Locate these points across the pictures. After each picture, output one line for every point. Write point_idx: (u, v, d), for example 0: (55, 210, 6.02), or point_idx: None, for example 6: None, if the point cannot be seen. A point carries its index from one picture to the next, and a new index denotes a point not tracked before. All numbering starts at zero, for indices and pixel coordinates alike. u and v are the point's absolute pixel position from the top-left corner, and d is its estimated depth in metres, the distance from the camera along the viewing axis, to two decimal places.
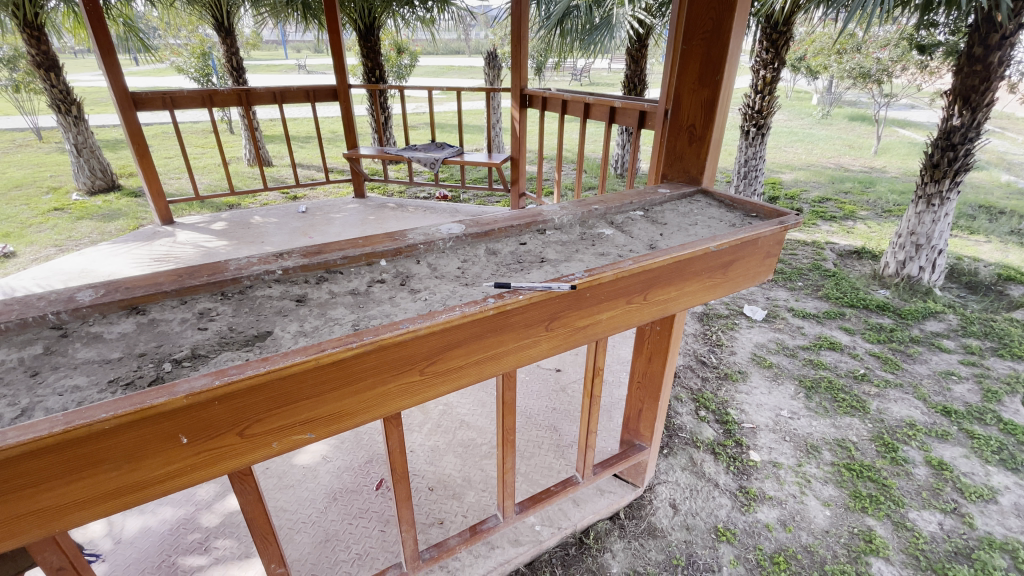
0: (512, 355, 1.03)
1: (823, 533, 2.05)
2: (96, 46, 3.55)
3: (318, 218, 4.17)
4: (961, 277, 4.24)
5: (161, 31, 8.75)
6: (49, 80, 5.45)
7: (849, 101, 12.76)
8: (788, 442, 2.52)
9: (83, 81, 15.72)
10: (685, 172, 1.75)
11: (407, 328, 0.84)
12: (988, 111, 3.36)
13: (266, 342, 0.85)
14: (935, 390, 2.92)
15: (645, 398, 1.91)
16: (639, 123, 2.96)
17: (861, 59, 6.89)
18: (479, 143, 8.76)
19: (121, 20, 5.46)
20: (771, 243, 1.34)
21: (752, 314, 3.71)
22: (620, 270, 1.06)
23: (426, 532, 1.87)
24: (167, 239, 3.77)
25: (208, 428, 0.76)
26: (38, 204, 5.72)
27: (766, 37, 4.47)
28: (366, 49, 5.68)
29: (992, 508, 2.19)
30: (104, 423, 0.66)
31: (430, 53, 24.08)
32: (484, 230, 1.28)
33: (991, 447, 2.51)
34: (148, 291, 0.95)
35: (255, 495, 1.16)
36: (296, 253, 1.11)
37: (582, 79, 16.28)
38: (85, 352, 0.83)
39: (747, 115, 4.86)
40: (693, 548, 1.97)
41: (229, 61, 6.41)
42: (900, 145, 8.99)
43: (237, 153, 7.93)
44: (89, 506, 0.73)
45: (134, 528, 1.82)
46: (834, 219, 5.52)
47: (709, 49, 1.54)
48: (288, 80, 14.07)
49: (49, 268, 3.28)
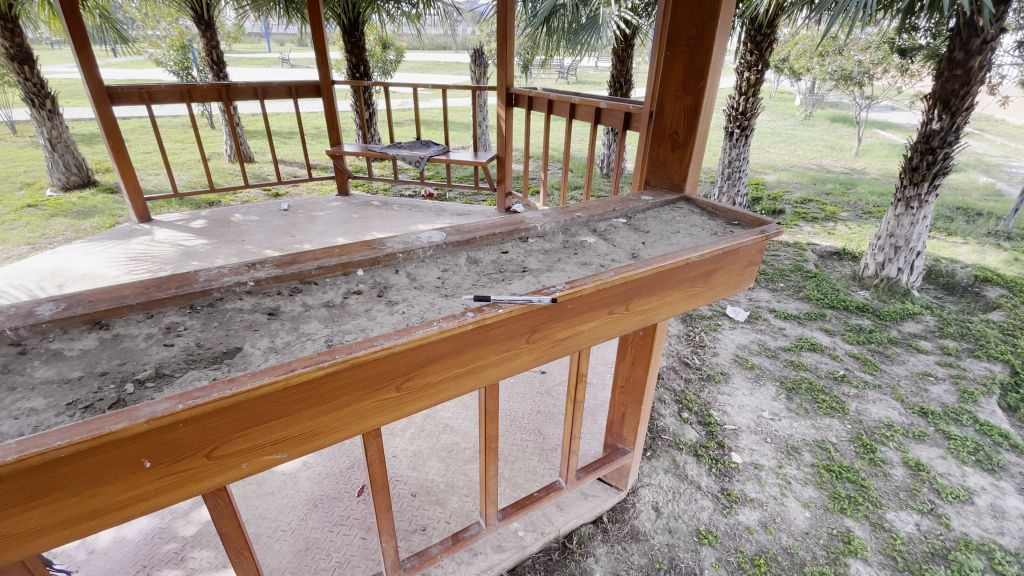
0: (492, 368, 1.01)
1: (804, 535, 2.07)
2: (70, 38, 3.44)
3: (301, 216, 4.10)
4: (938, 278, 4.32)
5: (139, 22, 8.52)
6: (23, 74, 5.26)
7: (831, 103, 12.97)
8: (769, 444, 2.54)
9: (58, 72, 15.41)
10: (667, 179, 1.74)
11: (382, 345, 0.81)
12: (967, 115, 3.42)
13: (236, 359, 0.83)
14: (913, 391, 2.98)
15: (628, 402, 1.91)
16: (624, 125, 2.95)
17: (842, 62, 6.99)
18: (464, 140, 8.72)
19: (97, 12, 5.30)
20: (752, 252, 1.35)
21: (735, 315, 3.75)
22: (602, 282, 1.04)
23: (408, 539, 1.84)
24: (145, 237, 3.68)
25: (174, 451, 0.73)
26: (10, 200, 5.54)
27: (750, 39, 4.50)
28: (351, 44, 5.60)
29: (968, 509, 2.24)
30: (61, 450, 0.63)
31: (416, 48, 23.91)
32: (465, 238, 1.26)
33: (967, 448, 2.56)
34: (111, 305, 0.91)
35: (229, 510, 1.13)
36: (270, 263, 1.08)
37: (569, 76, 16.31)
38: (44, 371, 0.80)
39: (731, 116, 4.91)
40: (676, 552, 1.98)
41: (210, 54, 6.23)
42: (880, 146, 9.15)
43: (218, 148, 7.78)
44: (47, 534, 0.69)
45: (107, 539, 1.77)
46: (816, 220, 5.60)
47: (692, 56, 1.53)
48: (271, 74, 13.85)
49: (20, 268, 3.17)
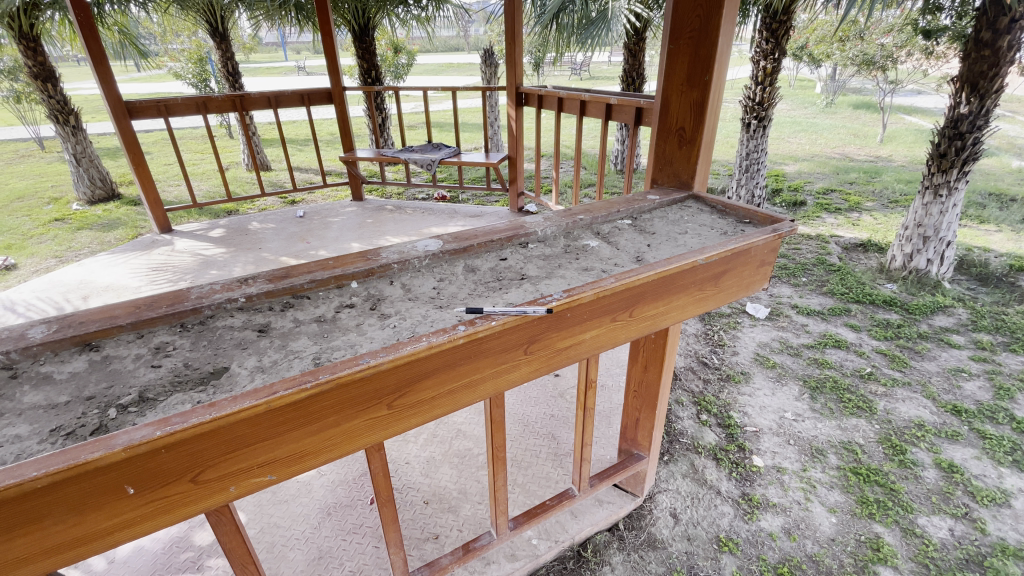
0: (489, 382, 0.98)
1: (829, 541, 1.99)
2: (89, 54, 3.50)
3: (316, 223, 4.13)
4: (970, 269, 4.12)
5: (158, 37, 8.69)
6: (47, 91, 5.42)
7: (854, 88, 12.56)
8: (793, 446, 2.46)
9: (82, 88, 15.94)
10: (675, 177, 1.69)
11: (368, 363, 0.79)
12: (997, 97, 3.25)
13: (222, 380, 0.81)
14: (945, 388, 2.84)
15: (642, 407, 1.86)
16: (635, 120, 2.88)
17: (864, 47, 6.78)
18: (477, 142, 8.72)
19: (116, 28, 5.44)
20: (765, 252, 1.29)
21: (756, 312, 3.64)
22: (602, 290, 1.00)
23: (421, 547, 1.82)
24: (165, 247, 3.74)
25: (158, 477, 0.71)
26: (39, 215, 5.72)
27: (765, 27, 4.37)
28: (361, 50, 5.61)
29: (1005, 512, 2.12)
30: (37, 481, 0.62)
31: (429, 53, 24.07)
32: (462, 245, 1.23)
33: (1003, 447, 2.43)
34: (102, 326, 0.91)
35: (233, 525, 1.12)
36: (263, 277, 1.07)
37: (581, 73, 16.31)
38: (33, 396, 0.79)
39: (748, 107, 4.73)
40: (695, 560, 1.92)
41: (226, 66, 6.35)
42: (906, 132, 8.84)
43: (236, 158, 7.92)
44: (33, 562, 0.68)
45: (127, 548, 1.79)
46: (839, 211, 5.42)
47: (697, 48, 1.47)
48: (288, 83, 14.17)
49: (46, 281, 3.25)
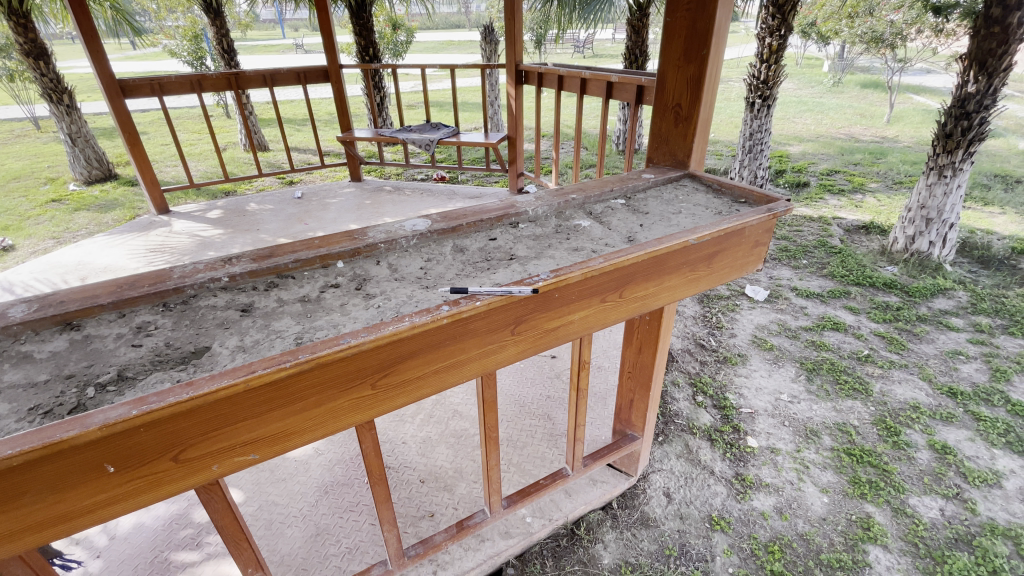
0: (475, 362, 0.97)
1: (820, 520, 2.01)
2: (79, 31, 3.42)
3: (314, 203, 4.10)
4: (973, 251, 4.07)
5: (151, 14, 8.50)
6: (39, 69, 5.35)
7: (861, 67, 12.30)
8: (787, 427, 2.46)
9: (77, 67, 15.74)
10: (672, 155, 1.66)
11: (349, 342, 0.78)
12: (1006, 76, 3.17)
13: (203, 360, 0.80)
14: (941, 370, 2.84)
15: (636, 388, 1.85)
16: (637, 98, 2.82)
17: (873, 23, 6.60)
18: (476, 121, 8.60)
19: (108, 5, 5.31)
20: (759, 232, 1.27)
21: (755, 294, 3.62)
22: (590, 270, 0.99)
23: (416, 525, 1.85)
24: (163, 228, 3.72)
25: (138, 455, 0.71)
26: (36, 196, 5.68)
27: (772, 2, 4.24)
28: (359, 26, 5.46)
29: (996, 493, 2.13)
30: (10, 459, 0.61)
31: (427, 30, 23.57)
32: (451, 225, 1.21)
33: (998, 429, 2.44)
34: (82, 306, 0.90)
35: (224, 504, 1.13)
36: (247, 256, 1.05)
37: (584, 51, 15.97)
38: (13, 374, 0.79)
39: (752, 86, 4.63)
40: (686, 538, 1.94)
41: (221, 43, 6.21)
42: (913, 112, 8.69)
43: (232, 139, 7.83)
44: (14, 539, 0.68)
45: (127, 525, 1.81)
46: (843, 192, 5.36)
47: (694, 20, 1.42)
48: (285, 62, 13.93)
49: (44, 261, 3.25)
